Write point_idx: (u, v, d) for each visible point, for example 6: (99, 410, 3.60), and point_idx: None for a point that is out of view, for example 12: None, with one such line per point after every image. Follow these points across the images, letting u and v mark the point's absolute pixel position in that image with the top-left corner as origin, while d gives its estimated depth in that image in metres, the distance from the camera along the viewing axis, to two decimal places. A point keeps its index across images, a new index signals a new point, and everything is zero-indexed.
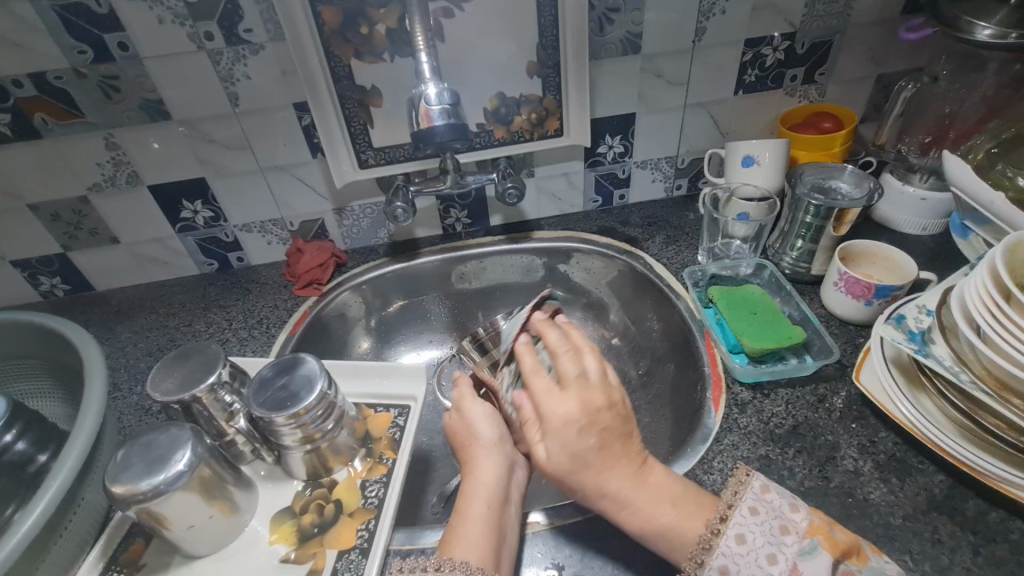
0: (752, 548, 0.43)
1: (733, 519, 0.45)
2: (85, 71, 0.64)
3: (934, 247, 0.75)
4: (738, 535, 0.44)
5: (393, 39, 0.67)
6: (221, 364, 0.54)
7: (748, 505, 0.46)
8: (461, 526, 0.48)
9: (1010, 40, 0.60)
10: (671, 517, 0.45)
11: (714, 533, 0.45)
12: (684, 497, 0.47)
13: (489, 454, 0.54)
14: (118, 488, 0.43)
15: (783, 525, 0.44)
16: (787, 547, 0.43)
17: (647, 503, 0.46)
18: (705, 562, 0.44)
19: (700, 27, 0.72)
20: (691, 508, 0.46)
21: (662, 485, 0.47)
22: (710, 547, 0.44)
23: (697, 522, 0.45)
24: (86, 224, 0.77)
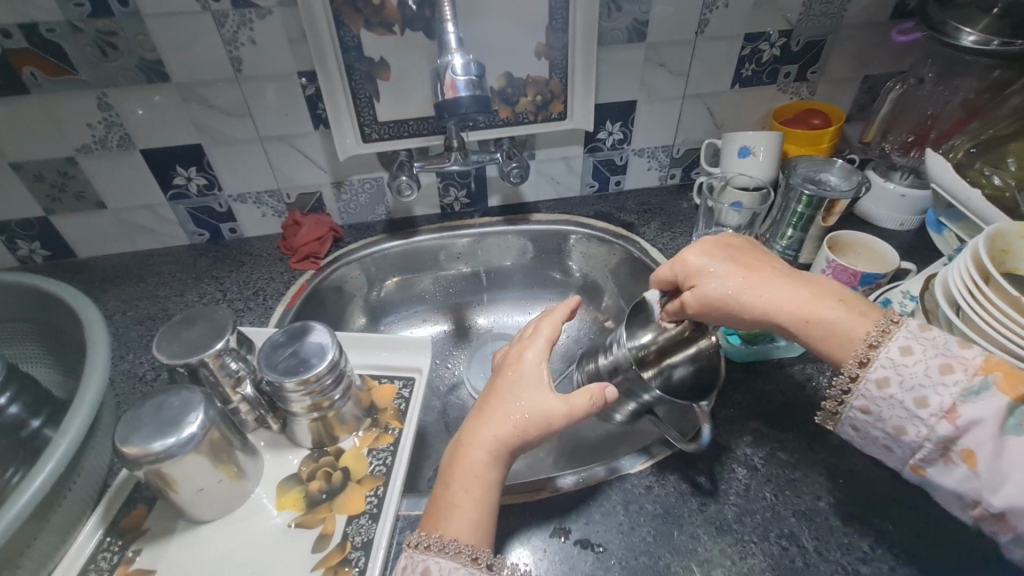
0: (897, 390, 0.43)
1: (896, 334, 0.45)
2: (81, 25, 0.61)
3: (911, 241, 0.79)
4: (881, 378, 0.44)
5: (405, 11, 0.66)
6: (229, 330, 0.53)
7: (897, 346, 0.44)
8: (457, 503, 0.45)
9: (991, 47, 0.64)
10: (824, 313, 0.48)
11: (875, 344, 0.45)
12: (756, 271, 0.51)
13: (482, 446, 0.47)
14: (130, 448, 0.43)
15: (945, 363, 0.42)
16: (945, 390, 0.42)
17: (737, 285, 0.50)
18: (868, 363, 0.45)
19: (704, 19, 0.74)
20: (854, 322, 0.47)
21: (740, 278, 0.51)
22: (869, 360, 0.45)
23: (856, 336, 0.46)
24: (72, 187, 0.74)
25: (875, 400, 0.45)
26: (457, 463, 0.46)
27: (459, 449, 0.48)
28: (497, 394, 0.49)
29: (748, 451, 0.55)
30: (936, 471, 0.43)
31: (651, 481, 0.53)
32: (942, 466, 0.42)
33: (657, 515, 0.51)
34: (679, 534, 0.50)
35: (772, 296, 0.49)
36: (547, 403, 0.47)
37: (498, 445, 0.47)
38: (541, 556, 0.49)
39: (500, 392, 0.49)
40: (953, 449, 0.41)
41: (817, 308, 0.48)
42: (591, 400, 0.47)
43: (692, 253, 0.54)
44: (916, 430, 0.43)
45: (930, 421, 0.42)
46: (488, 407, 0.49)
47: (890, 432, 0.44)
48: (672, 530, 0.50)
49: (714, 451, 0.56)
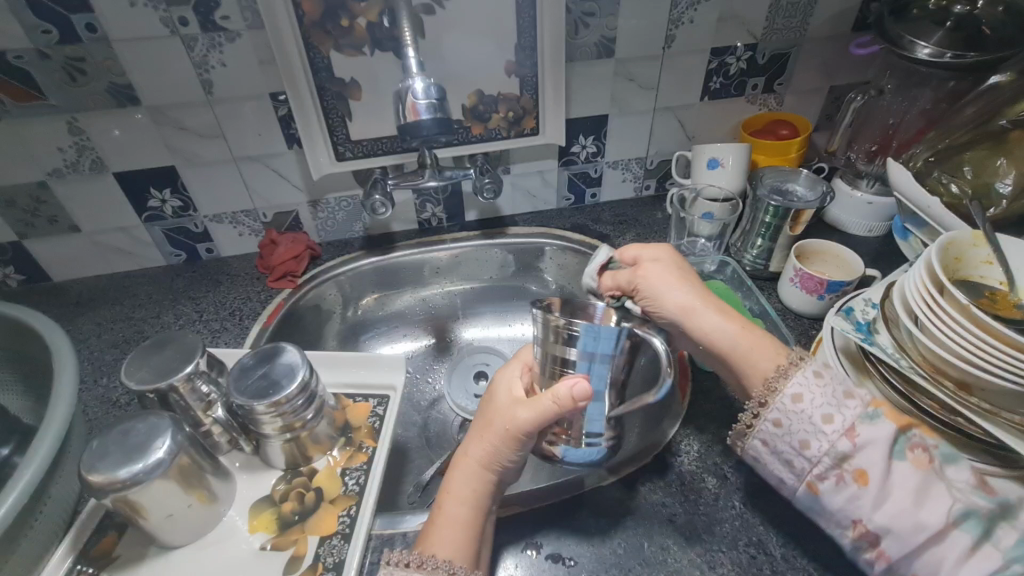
0: (809, 407, 0.46)
1: (794, 377, 0.48)
2: (49, 52, 0.62)
3: (879, 247, 0.81)
4: (795, 394, 0.47)
5: (374, 33, 0.67)
6: (200, 354, 0.53)
7: (792, 393, 0.47)
8: (443, 522, 0.47)
9: (945, 59, 0.66)
10: (706, 323, 0.55)
11: (785, 377, 0.48)
12: (673, 279, 0.58)
13: (467, 466, 0.51)
14: (96, 476, 0.43)
15: (846, 391, 0.47)
16: (847, 411, 0.45)
17: (649, 293, 0.59)
18: (767, 404, 0.48)
19: (670, 35, 0.76)
20: (762, 356, 0.51)
21: (657, 282, 0.58)
22: (776, 388, 0.48)
23: (767, 365, 0.50)
24: (45, 211, 0.74)
25: (789, 415, 0.47)
26: (448, 485, 0.50)
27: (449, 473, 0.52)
28: (488, 422, 0.53)
29: (719, 461, 0.56)
30: (828, 489, 0.45)
31: (622, 493, 0.54)
32: (834, 484, 0.44)
33: (629, 526, 0.51)
34: (650, 546, 0.50)
35: (693, 309, 0.56)
36: (522, 417, 0.50)
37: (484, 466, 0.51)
38: (514, 572, 0.49)
39: (489, 422, 0.53)
40: (845, 468, 0.44)
41: (689, 314, 0.56)
42: (557, 404, 0.48)
43: (634, 250, 0.62)
44: (818, 445, 0.45)
45: (832, 438, 0.45)
46: (477, 437, 0.52)
47: (795, 445, 0.46)
48: (643, 541, 0.50)
49: (685, 461, 0.56)
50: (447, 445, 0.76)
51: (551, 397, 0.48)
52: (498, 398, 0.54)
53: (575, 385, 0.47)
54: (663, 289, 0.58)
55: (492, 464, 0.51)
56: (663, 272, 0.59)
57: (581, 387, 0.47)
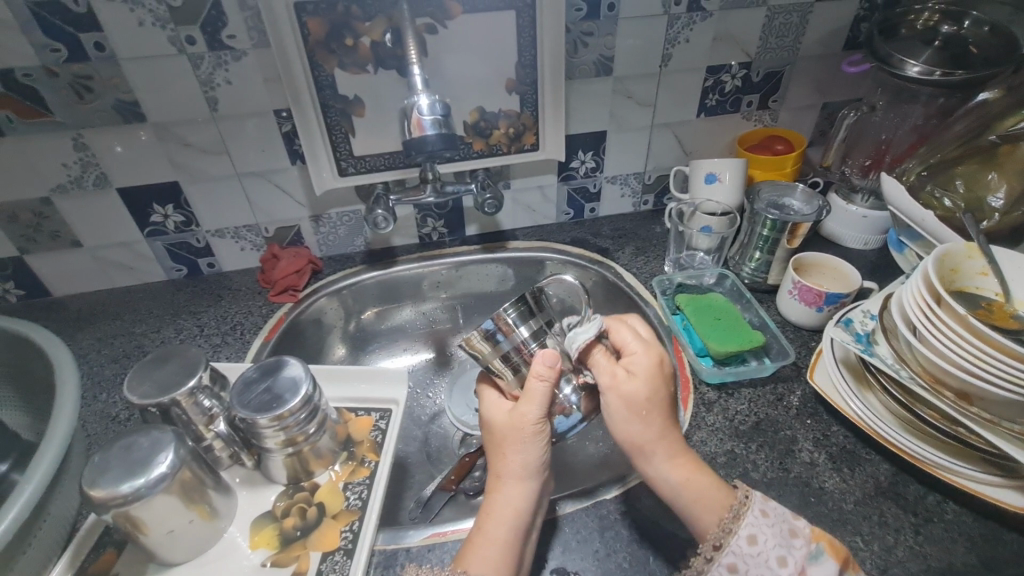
0: (763, 549, 0.44)
1: (746, 519, 0.46)
2: (57, 70, 0.63)
3: (875, 260, 0.82)
4: (749, 536, 0.45)
5: (377, 51, 0.69)
6: (202, 368, 0.53)
7: (745, 535, 0.45)
8: (479, 541, 0.47)
9: (934, 77, 0.68)
10: (652, 467, 0.50)
11: (729, 531, 0.45)
12: (639, 411, 0.50)
13: (505, 486, 0.50)
14: (97, 491, 0.42)
15: (790, 528, 0.46)
16: (795, 550, 0.44)
17: (613, 419, 0.51)
18: (720, 550, 0.45)
19: (666, 53, 0.78)
20: (711, 502, 0.48)
21: (617, 408, 0.50)
22: (720, 545, 0.45)
23: (712, 522, 0.47)
24: (47, 227, 0.74)
25: (745, 557, 0.45)
26: (487, 505, 0.50)
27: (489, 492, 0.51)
28: (503, 442, 0.52)
29: (722, 473, 0.56)
30: None
31: (627, 507, 0.54)
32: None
33: (633, 539, 0.51)
34: (655, 560, 0.50)
35: (643, 451, 0.50)
36: (531, 413, 0.51)
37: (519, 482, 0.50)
38: None
39: (503, 437, 0.52)
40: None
41: (640, 455, 0.50)
42: (545, 381, 0.50)
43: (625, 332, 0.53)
44: None
45: None
46: (499, 453, 0.52)
47: None
48: (649, 555, 0.50)
49: None
50: (448, 459, 0.75)
51: (535, 378, 0.51)
52: (494, 416, 0.53)
53: (545, 356, 0.51)
54: (626, 419, 0.50)
55: (525, 473, 0.51)
56: (630, 395, 0.50)
57: (549, 355, 0.50)
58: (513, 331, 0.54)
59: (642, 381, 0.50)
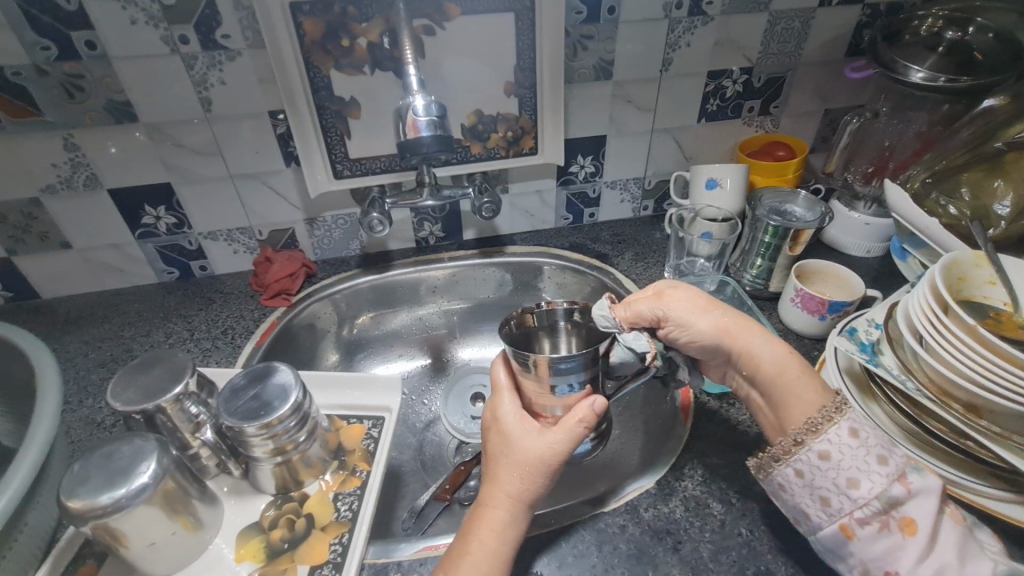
0: (864, 443, 0.43)
1: (846, 411, 0.44)
2: (47, 68, 0.61)
3: (878, 268, 0.80)
4: (852, 428, 0.43)
5: (374, 53, 0.68)
6: (189, 373, 0.52)
7: (847, 427, 0.43)
8: (466, 553, 0.45)
9: (939, 83, 0.67)
10: (754, 343, 0.49)
11: (829, 417, 0.44)
12: (707, 306, 0.52)
13: (501, 504, 0.48)
14: (75, 502, 0.41)
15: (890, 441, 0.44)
16: (897, 456, 0.42)
17: (691, 316, 0.52)
18: (817, 432, 0.44)
19: (667, 57, 0.77)
20: (809, 390, 0.46)
21: (686, 305, 0.52)
22: (817, 429, 0.44)
23: (811, 404, 0.46)
24: (36, 227, 0.73)
25: (843, 446, 0.43)
26: (475, 519, 0.47)
27: (479, 505, 0.49)
28: (516, 460, 0.50)
29: (723, 485, 0.55)
30: (866, 534, 0.41)
31: (625, 520, 0.52)
32: (875, 531, 0.41)
33: (632, 554, 0.49)
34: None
35: (733, 334, 0.50)
36: (559, 447, 0.50)
37: (519, 504, 0.48)
38: None
39: (519, 456, 0.50)
40: (892, 515, 0.41)
41: (731, 335, 0.50)
42: (584, 425, 0.50)
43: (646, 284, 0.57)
44: (869, 485, 0.41)
45: (884, 481, 0.41)
46: (510, 470, 0.49)
47: (842, 483, 0.42)
48: (647, 571, 0.48)
49: (689, 486, 0.55)
50: (443, 468, 0.73)
51: (576, 421, 0.50)
52: (515, 432, 0.51)
53: (593, 401, 0.51)
54: (699, 312, 0.52)
55: (532, 500, 0.49)
56: (692, 294, 0.53)
57: (598, 402, 0.50)
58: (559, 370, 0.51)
59: (692, 293, 0.53)
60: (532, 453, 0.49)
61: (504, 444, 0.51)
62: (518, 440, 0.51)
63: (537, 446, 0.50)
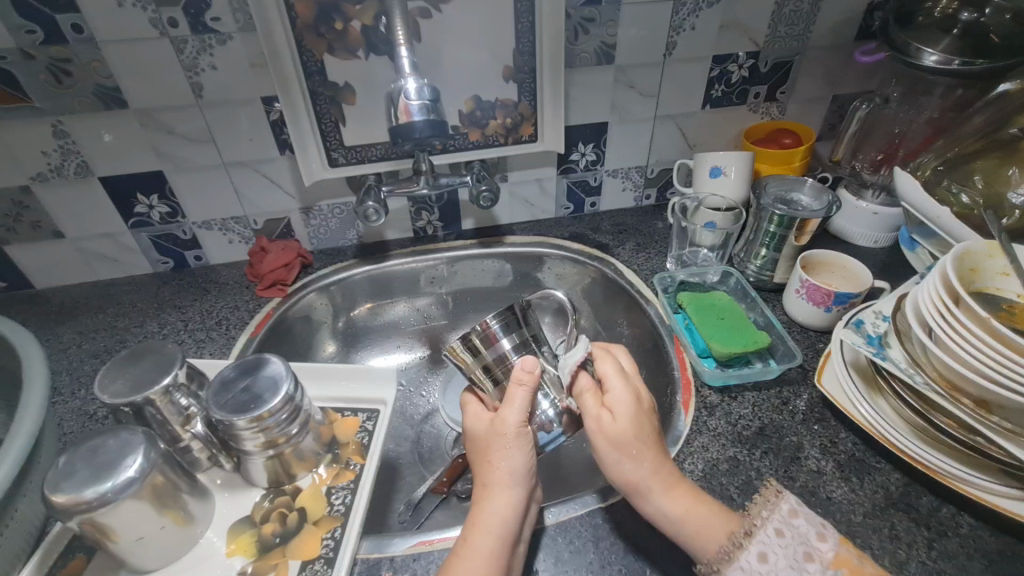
0: (773, 568, 0.43)
1: (756, 536, 0.45)
2: (34, 52, 0.60)
3: (886, 259, 0.78)
4: (760, 553, 0.44)
5: (369, 36, 0.66)
6: (179, 365, 0.51)
7: (756, 552, 0.44)
8: (463, 550, 0.45)
9: (953, 66, 0.64)
10: (652, 502, 0.47)
11: (738, 545, 0.44)
12: (628, 450, 0.48)
13: (489, 495, 0.48)
14: (59, 497, 0.40)
15: (807, 552, 0.44)
16: (808, 575, 0.42)
17: (604, 459, 0.49)
18: (731, 559, 0.44)
19: (671, 41, 0.74)
20: (711, 528, 0.45)
21: (608, 446, 0.48)
22: (729, 558, 0.44)
23: (719, 531, 0.45)
24: (28, 217, 0.72)
25: (755, 574, 0.43)
26: (472, 513, 0.48)
27: (476, 502, 0.48)
28: (486, 446, 0.50)
29: (724, 481, 0.53)
30: None
31: (623, 516, 0.51)
32: None
33: (630, 550, 0.48)
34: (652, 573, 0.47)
35: (640, 488, 0.47)
36: (511, 418, 0.49)
37: (506, 488, 0.48)
38: None
39: (486, 445, 0.50)
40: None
41: (636, 491, 0.47)
42: (523, 386, 0.50)
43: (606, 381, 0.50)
44: None
45: None
46: (484, 462, 0.50)
47: None
48: (645, 567, 0.47)
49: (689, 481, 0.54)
50: (441, 460, 0.73)
51: (514, 384, 0.50)
52: (476, 425, 0.52)
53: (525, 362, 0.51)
54: (622, 457, 0.48)
55: (511, 478, 0.48)
56: (626, 433, 0.48)
57: (530, 361, 0.50)
58: (497, 341, 0.53)
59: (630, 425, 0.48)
60: (495, 435, 0.50)
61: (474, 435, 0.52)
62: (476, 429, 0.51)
63: (489, 432, 0.50)
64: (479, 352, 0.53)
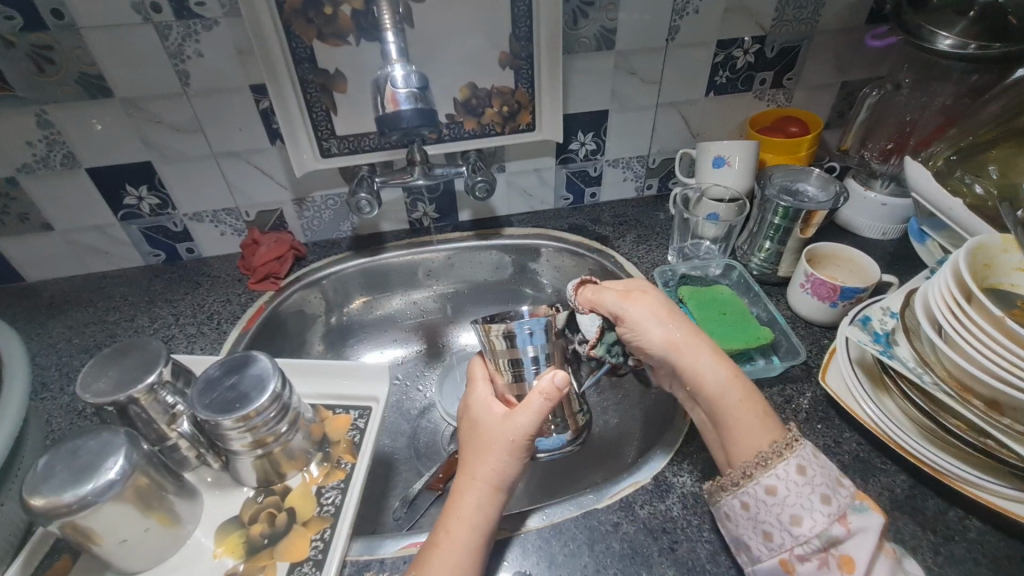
0: (810, 481, 0.42)
1: (796, 450, 0.44)
2: (13, 39, 0.58)
3: (894, 251, 0.76)
4: (800, 465, 0.43)
5: (359, 21, 0.64)
6: (162, 363, 0.49)
7: (796, 464, 0.43)
8: (439, 545, 0.43)
9: (969, 50, 0.62)
10: (699, 361, 0.48)
11: (778, 452, 0.44)
12: (664, 317, 0.51)
13: (476, 493, 0.46)
14: (38, 500, 0.39)
15: (837, 478, 0.43)
16: (840, 496, 0.42)
17: (639, 327, 0.51)
18: (766, 466, 0.44)
19: (674, 25, 0.72)
20: (755, 413, 0.46)
21: (645, 310, 0.51)
22: (766, 464, 0.44)
23: (761, 435, 0.45)
24: (14, 209, 0.70)
25: (790, 485, 0.43)
26: (451, 506, 0.46)
27: (456, 493, 0.47)
28: (487, 442, 0.48)
29: None
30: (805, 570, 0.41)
31: (619, 518, 0.50)
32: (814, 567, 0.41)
33: (626, 554, 0.47)
34: None
35: (683, 348, 0.49)
36: (523, 425, 0.47)
37: (491, 491, 0.46)
38: None
39: (487, 440, 0.48)
40: (831, 552, 0.41)
41: (677, 352, 0.49)
42: (546, 399, 0.46)
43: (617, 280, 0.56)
44: (810, 523, 0.41)
45: (823, 521, 0.41)
46: (480, 456, 0.47)
47: (784, 520, 0.42)
48: (641, 571, 0.46)
49: (688, 482, 0.52)
50: (437, 456, 0.72)
51: (537, 394, 0.47)
52: (485, 416, 0.50)
53: (555, 375, 0.46)
54: (657, 322, 0.50)
55: (502, 484, 0.47)
56: (655, 301, 0.52)
57: (560, 375, 0.46)
58: (530, 341, 0.51)
59: (654, 297, 0.52)
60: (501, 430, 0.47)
61: (478, 425, 0.50)
62: (485, 422, 0.49)
63: (497, 428, 0.48)
64: (511, 346, 0.51)
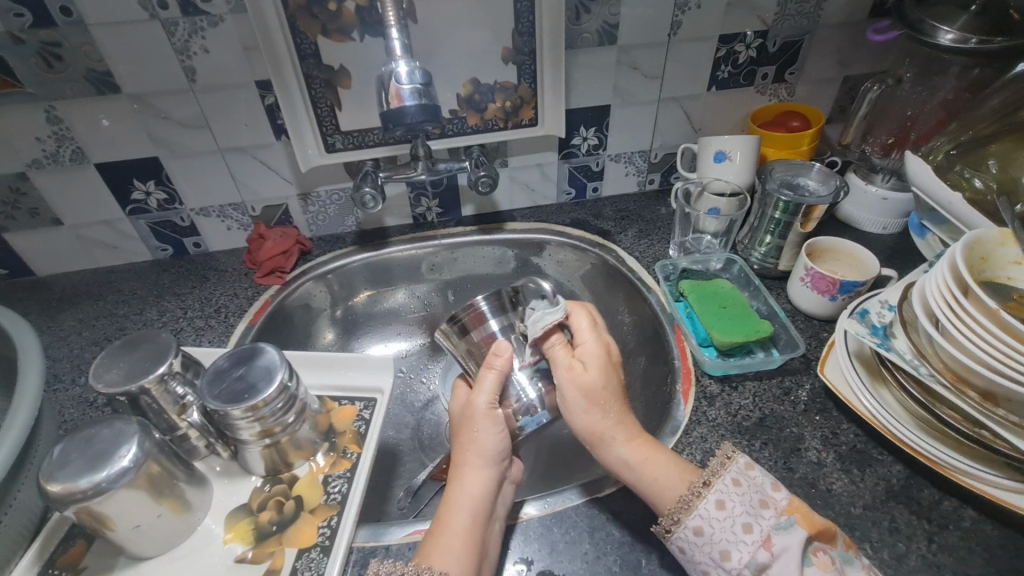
0: (730, 514, 0.43)
1: (715, 486, 0.45)
2: (23, 36, 0.59)
3: (894, 245, 0.77)
4: (717, 500, 0.44)
5: (363, 16, 0.64)
6: (173, 354, 0.51)
7: (714, 500, 0.44)
8: (439, 531, 0.46)
9: (970, 45, 0.62)
10: (614, 450, 0.49)
11: (697, 494, 0.45)
12: (595, 401, 0.50)
13: (465, 474, 0.50)
14: (54, 486, 0.40)
15: (762, 499, 0.44)
16: (763, 520, 0.43)
17: (572, 407, 0.51)
18: (688, 508, 0.44)
19: (676, 20, 0.72)
20: (670, 478, 0.47)
21: (578, 398, 0.50)
22: (689, 506, 0.44)
23: (679, 483, 0.46)
24: (25, 204, 0.71)
25: (713, 521, 0.43)
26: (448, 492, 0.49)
27: (450, 483, 0.50)
28: (460, 426, 0.53)
29: None
30: None
31: (620, 506, 0.51)
32: None
33: (625, 542, 0.48)
34: (647, 563, 0.47)
35: (602, 438, 0.50)
36: (479, 400, 0.51)
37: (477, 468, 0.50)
38: None
39: (459, 426, 0.53)
40: None
41: (597, 442, 0.50)
42: (494, 371, 0.52)
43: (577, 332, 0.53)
44: (738, 556, 0.42)
45: (751, 548, 0.42)
46: (458, 443, 0.52)
47: (715, 556, 0.42)
48: (641, 558, 0.47)
49: None
50: (440, 448, 0.73)
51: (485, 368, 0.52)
52: (454, 408, 0.55)
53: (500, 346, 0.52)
54: (585, 407, 0.50)
55: (483, 458, 0.50)
56: (592, 384, 0.50)
57: (503, 345, 0.52)
58: (485, 321, 0.56)
59: (597, 370, 0.51)
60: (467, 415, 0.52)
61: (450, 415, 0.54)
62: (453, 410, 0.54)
63: (462, 412, 0.53)
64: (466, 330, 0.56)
